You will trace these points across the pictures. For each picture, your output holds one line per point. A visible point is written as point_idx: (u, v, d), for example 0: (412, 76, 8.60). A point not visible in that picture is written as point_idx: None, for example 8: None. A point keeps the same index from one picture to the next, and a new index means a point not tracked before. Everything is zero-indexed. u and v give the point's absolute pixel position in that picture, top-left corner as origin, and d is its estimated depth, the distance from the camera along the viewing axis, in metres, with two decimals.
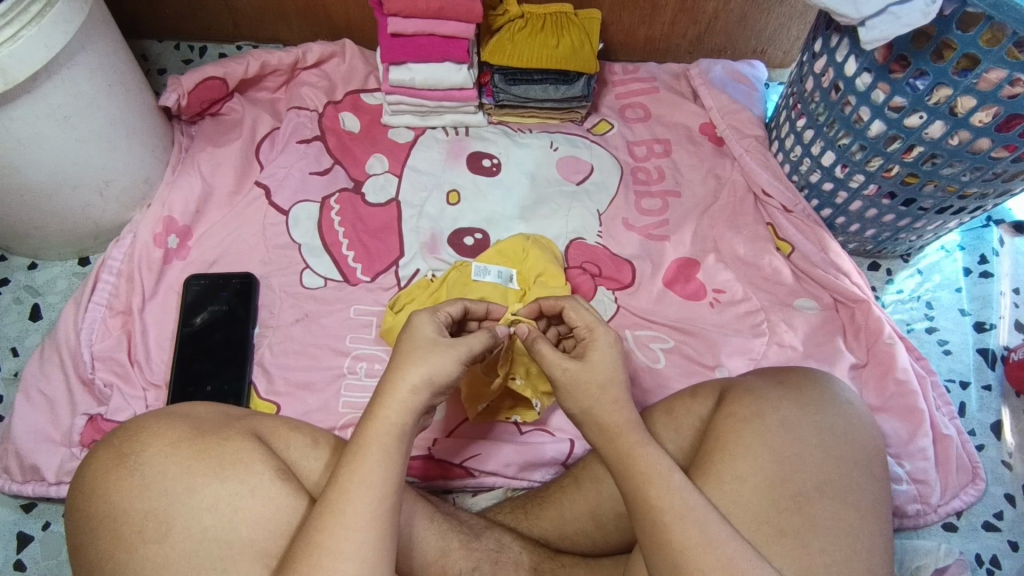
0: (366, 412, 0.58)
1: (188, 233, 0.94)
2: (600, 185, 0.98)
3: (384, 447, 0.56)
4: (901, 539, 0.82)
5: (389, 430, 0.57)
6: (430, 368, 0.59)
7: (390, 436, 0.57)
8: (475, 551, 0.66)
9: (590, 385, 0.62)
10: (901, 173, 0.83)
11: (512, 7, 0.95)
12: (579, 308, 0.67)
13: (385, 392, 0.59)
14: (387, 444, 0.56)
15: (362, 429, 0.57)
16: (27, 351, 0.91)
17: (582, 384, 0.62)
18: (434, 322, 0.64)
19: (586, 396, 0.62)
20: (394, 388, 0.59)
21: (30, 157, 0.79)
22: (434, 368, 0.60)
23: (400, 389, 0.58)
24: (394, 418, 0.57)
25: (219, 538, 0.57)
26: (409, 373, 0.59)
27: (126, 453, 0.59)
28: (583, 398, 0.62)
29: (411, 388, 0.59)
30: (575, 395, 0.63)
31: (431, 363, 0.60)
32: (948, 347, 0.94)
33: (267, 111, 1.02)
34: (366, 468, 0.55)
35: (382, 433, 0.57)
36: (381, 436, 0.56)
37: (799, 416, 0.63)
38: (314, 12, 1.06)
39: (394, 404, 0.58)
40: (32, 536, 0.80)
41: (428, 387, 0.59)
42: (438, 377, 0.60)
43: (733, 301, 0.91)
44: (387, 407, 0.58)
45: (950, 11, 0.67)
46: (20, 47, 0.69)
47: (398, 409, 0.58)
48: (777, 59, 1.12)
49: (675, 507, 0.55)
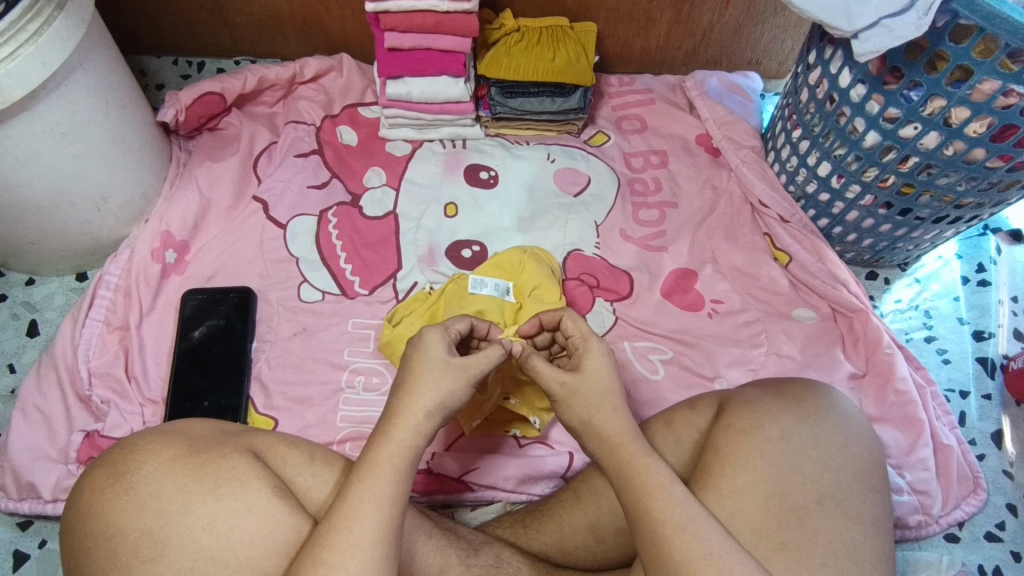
0: (379, 430, 0.58)
1: (185, 248, 0.93)
2: (597, 196, 0.99)
3: (395, 467, 0.56)
4: (903, 550, 0.82)
5: (403, 450, 0.57)
6: (440, 394, 0.60)
7: (402, 455, 0.57)
8: (474, 566, 0.65)
9: (587, 394, 0.62)
10: (897, 183, 0.83)
11: (509, 20, 0.96)
12: (576, 318, 0.68)
13: (398, 415, 0.59)
14: (399, 463, 0.56)
15: (375, 445, 0.57)
16: (23, 367, 0.91)
17: (580, 395, 0.62)
18: (445, 338, 0.64)
19: (586, 406, 0.62)
20: (407, 410, 0.59)
21: (27, 175, 0.79)
22: (446, 391, 0.60)
23: (414, 412, 0.59)
24: (408, 439, 0.58)
25: (214, 556, 0.56)
26: (417, 397, 0.59)
27: (121, 472, 0.59)
28: (582, 409, 0.62)
29: (427, 414, 0.59)
30: (573, 406, 0.62)
31: (444, 388, 0.60)
32: (947, 357, 0.93)
33: (264, 125, 1.02)
34: (375, 487, 0.55)
35: (395, 451, 0.57)
36: (393, 456, 0.56)
37: (798, 428, 0.63)
38: (311, 27, 1.07)
39: (407, 426, 0.58)
40: (28, 554, 0.80)
41: (440, 411, 0.60)
42: (449, 401, 0.60)
43: (731, 311, 0.91)
44: (400, 427, 0.58)
45: (942, 24, 0.68)
46: (17, 66, 0.69)
47: (413, 432, 0.58)
48: (772, 70, 1.12)
49: (676, 519, 0.55)
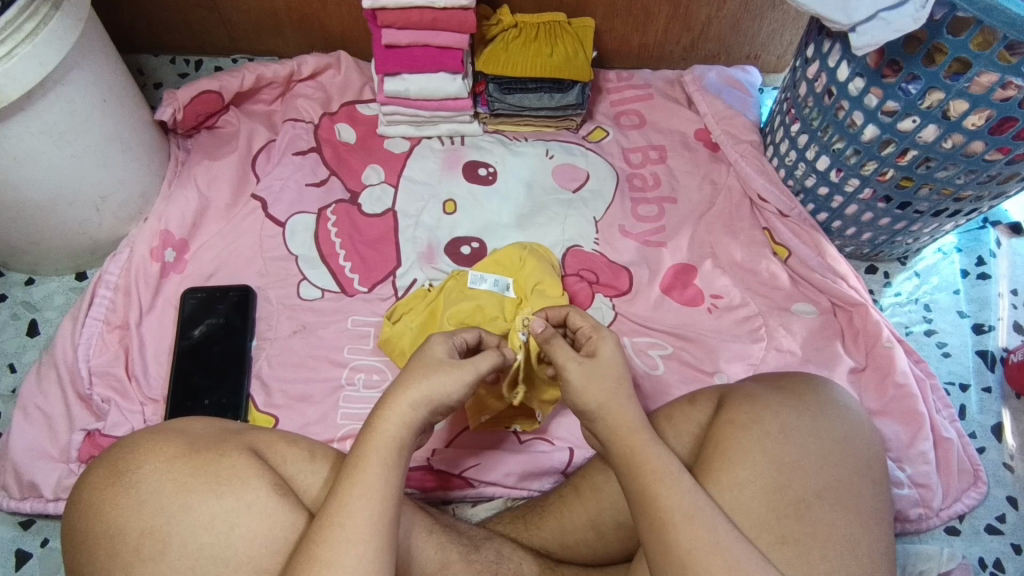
0: (368, 424, 0.58)
1: (184, 247, 0.93)
2: (596, 192, 0.99)
3: (383, 460, 0.56)
4: (903, 543, 0.82)
5: (389, 443, 0.57)
6: (429, 385, 0.59)
7: (389, 448, 0.57)
8: (475, 562, 0.66)
9: (604, 377, 0.62)
10: (896, 177, 0.83)
11: (506, 16, 0.96)
12: (583, 313, 0.69)
13: (386, 405, 0.59)
14: (387, 457, 0.56)
15: (363, 440, 0.57)
16: (24, 367, 0.91)
17: (598, 377, 0.62)
18: (448, 343, 0.64)
19: (603, 390, 0.61)
20: (394, 402, 0.59)
21: (25, 175, 0.79)
22: (434, 385, 0.60)
23: (400, 404, 0.58)
24: (393, 431, 0.58)
25: (215, 554, 0.57)
26: (410, 390, 0.59)
27: (121, 470, 0.59)
28: (599, 391, 0.61)
29: (411, 404, 0.59)
30: (591, 387, 0.62)
31: (432, 379, 0.60)
32: (947, 350, 0.93)
33: (263, 123, 1.02)
34: (365, 482, 0.55)
35: (383, 445, 0.57)
36: (381, 449, 0.57)
37: (798, 422, 0.63)
38: (309, 25, 1.07)
39: (392, 418, 0.58)
40: (30, 553, 0.80)
41: (425, 404, 0.59)
42: (436, 393, 0.59)
43: (731, 306, 0.91)
44: (385, 419, 0.58)
45: (940, 16, 0.68)
46: (13, 66, 0.69)
47: (397, 423, 0.58)
48: (771, 64, 1.12)
49: (684, 508, 0.55)
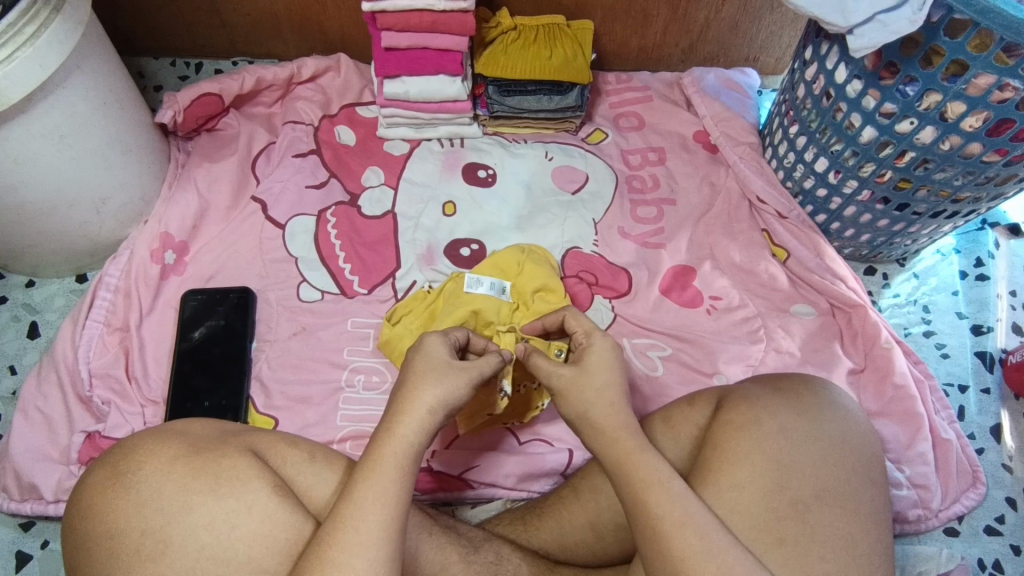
0: (384, 427, 0.58)
1: (184, 250, 0.94)
2: (595, 194, 0.99)
3: (399, 465, 0.56)
4: (902, 544, 0.82)
5: (407, 447, 0.57)
6: (444, 391, 0.60)
7: (405, 453, 0.57)
8: (474, 564, 0.66)
9: (586, 388, 0.62)
10: (894, 179, 0.83)
11: (506, 18, 0.96)
12: (579, 316, 0.70)
13: (404, 408, 0.59)
14: (405, 463, 0.57)
15: (378, 444, 0.57)
16: (25, 369, 0.91)
17: (578, 389, 0.62)
18: (446, 342, 0.64)
19: (580, 402, 0.62)
20: (411, 408, 0.59)
21: (26, 177, 0.79)
22: (449, 390, 0.60)
23: (418, 409, 0.59)
24: (412, 436, 0.58)
25: (215, 555, 0.57)
26: (422, 393, 0.59)
27: (122, 472, 0.59)
28: (578, 402, 0.62)
29: (429, 409, 0.59)
30: (571, 398, 0.62)
31: (447, 385, 0.60)
32: (946, 351, 0.93)
33: (263, 126, 1.03)
34: (381, 486, 0.55)
35: (400, 450, 0.57)
36: (397, 453, 0.57)
37: (797, 423, 0.63)
38: (309, 27, 1.07)
39: (411, 422, 0.58)
40: (31, 555, 0.80)
41: (443, 408, 0.60)
42: (451, 400, 0.60)
43: (730, 308, 0.91)
44: (405, 424, 0.58)
45: (937, 18, 0.68)
46: (15, 69, 0.69)
47: (417, 428, 0.58)
48: (770, 66, 1.12)
49: (675, 515, 0.55)
